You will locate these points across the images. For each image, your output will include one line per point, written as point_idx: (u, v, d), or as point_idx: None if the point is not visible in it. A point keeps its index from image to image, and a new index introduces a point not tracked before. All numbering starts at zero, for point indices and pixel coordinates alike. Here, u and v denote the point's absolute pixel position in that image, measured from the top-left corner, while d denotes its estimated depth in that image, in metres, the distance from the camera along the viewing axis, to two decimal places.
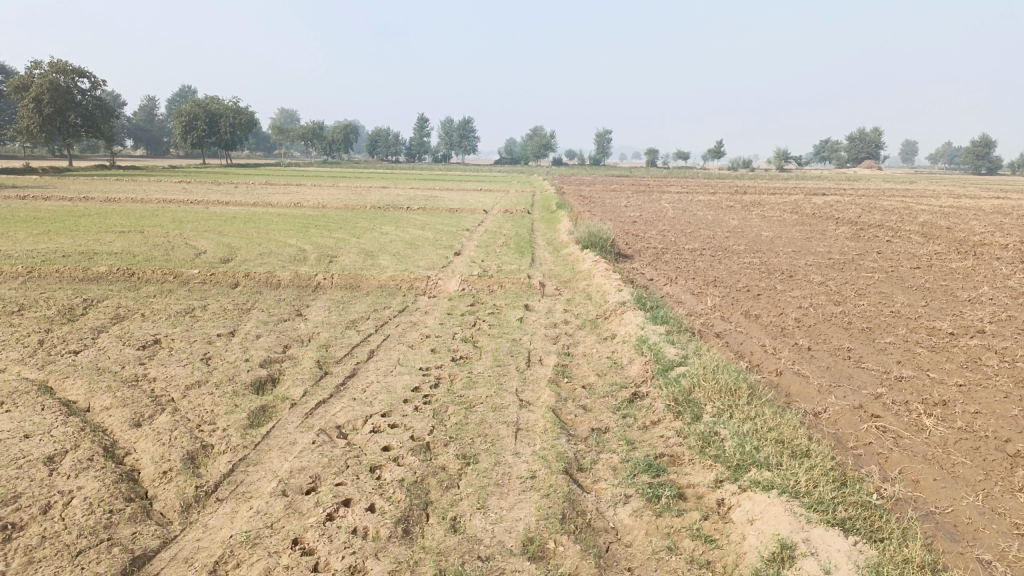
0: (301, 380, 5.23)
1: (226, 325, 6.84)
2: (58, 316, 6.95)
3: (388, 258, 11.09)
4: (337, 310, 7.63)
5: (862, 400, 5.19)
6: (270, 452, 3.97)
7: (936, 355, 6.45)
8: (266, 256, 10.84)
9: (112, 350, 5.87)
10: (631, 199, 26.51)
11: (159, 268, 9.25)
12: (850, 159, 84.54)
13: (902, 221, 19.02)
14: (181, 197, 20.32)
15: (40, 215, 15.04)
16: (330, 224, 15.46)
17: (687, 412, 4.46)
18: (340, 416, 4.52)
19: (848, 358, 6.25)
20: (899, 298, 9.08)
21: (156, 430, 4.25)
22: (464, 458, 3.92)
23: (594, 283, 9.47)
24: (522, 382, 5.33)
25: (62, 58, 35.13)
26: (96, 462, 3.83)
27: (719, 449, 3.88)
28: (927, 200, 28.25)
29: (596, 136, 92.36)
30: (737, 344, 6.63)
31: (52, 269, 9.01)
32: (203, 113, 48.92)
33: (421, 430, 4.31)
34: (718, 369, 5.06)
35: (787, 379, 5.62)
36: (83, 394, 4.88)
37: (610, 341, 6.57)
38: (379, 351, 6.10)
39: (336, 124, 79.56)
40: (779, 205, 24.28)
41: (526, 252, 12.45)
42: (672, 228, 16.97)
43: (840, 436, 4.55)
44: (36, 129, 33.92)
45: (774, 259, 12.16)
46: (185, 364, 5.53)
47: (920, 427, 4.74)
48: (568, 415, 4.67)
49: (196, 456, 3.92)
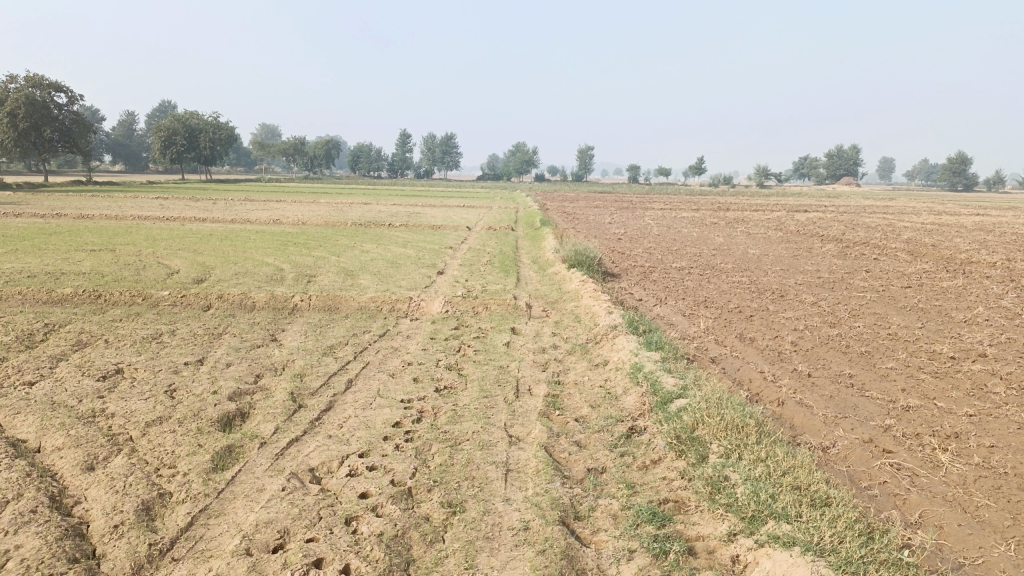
0: (272, 416, 4.84)
1: (195, 352, 6.44)
2: (15, 343, 6.52)
3: (369, 278, 10.72)
4: (315, 335, 7.25)
5: (871, 433, 4.89)
6: (235, 502, 3.59)
7: (941, 382, 6.17)
8: (242, 276, 10.44)
9: (70, 382, 5.46)
10: (616, 215, 26.36)
11: (128, 290, 8.84)
12: (829, 175, 85.41)
13: (887, 238, 18.94)
14: (157, 214, 19.82)
15: (8, 232, 14.52)
16: (309, 241, 15.07)
17: (691, 452, 4.14)
18: (313, 457, 4.14)
19: (851, 386, 5.96)
20: (895, 320, 8.82)
21: (110, 475, 3.86)
22: (449, 507, 3.56)
23: (582, 305, 9.15)
24: (511, 415, 4.98)
25: (37, 73, 34.49)
26: (39, 514, 3.43)
27: (730, 497, 3.56)
28: (909, 216, 28.32)
29: (579, 152, 92.87)
30: (734, 371, 6.33)
31: (14, 291, 8.55)
32: (182, 128, 48.30)
33: (403, 472, 3.96)
34: (720, 402, 4.72)
35: (791, 411, 5.32)
36: (34, 434, 4.47)
37: (602, 369, 6.24)
38: (358, 381, 5.72)
39: (319, 140, 79.25)
40: (764, 221, 24.22)
41: (511, 271, 12.12)
42: (658, 246, 16.72)
43: (852, 475, 4.25)
44: (11, 144, 33.13)
45: (764, 278, 11.92)
46: (147, 398, 5.12)
47: (935, 463, 4.44)
48: (561, 453, 4.33)
49: (152, 507, 3.54)
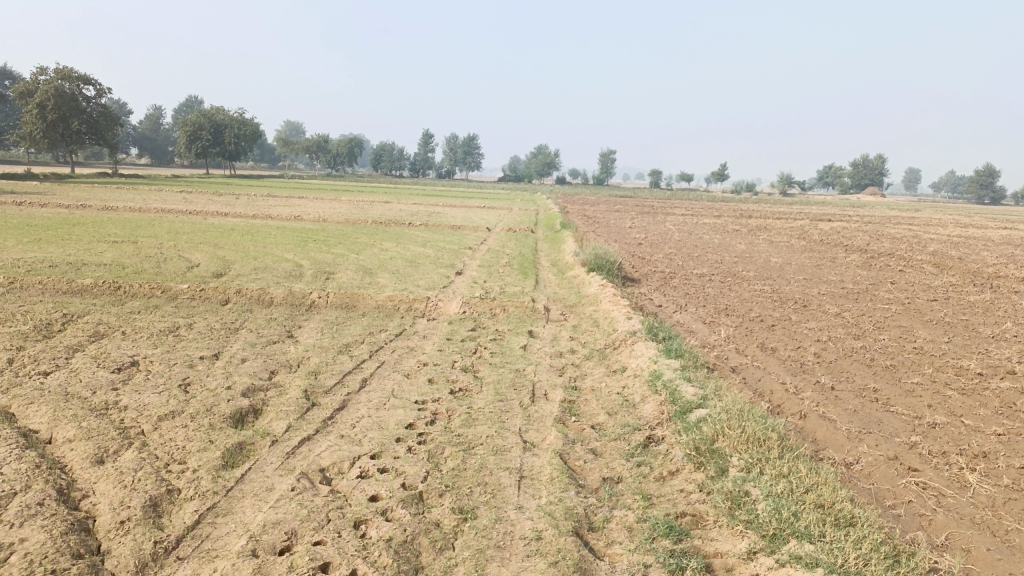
0: (285, 413, 4.79)
1: (210, 346, 6.41)
2: (33, 332, 6.53)
3: (387, 277, 10.68)
4: (331, 333, 7.20)
5: (897, 450, 4.75)
6: (243, 501, 3.53)
7: (969, 399, 5.99)
8: (261, 271, 10.44)
9: (85, 373, 5.45)
10: (637, 220, 26.20)
11: (147, 282, 8.86)
12: (854, 185, 84.54)
13: (913, 250, 18.64)
14: (180, 207, 19.97)
15: (33, 222, 14.65)
16: (329, 238, 15.06)
17: (710, 465, 4.03)
18: (324, 457, 4.08)
19: (876, 400, 5.80)
20: (922, 333, 8.63)
21: (119, 469, 3.82)
22: (461, 514, 3.48)
23: (600, 309, 9.04)
24: (526, 420, 4.88)
25: (67, 65, 34.90)
26: (47, 507, 3.39)
27: (751, 513, 3.44)
28: (936, 228, 27.91)
29: (601, 155, 92.71)
30: (755, 382, 6.20)
31: (35, 281, 8.60)
32: (207, 123, 48.69)
33: (415, 476, 3.88)
34: (741, 413, 4.60)
35: (813, 424, 5.18)
36: (46, 425, 4.44)
37: (619, 375, 6.13)
38: (373, 380, 5.66)
39: (342, 138, 79.61)
40: (787, 229, 23.97)
41: (530, 274, 12.03)
42: (678, 251, 16.56)
43: (876, 493, 4.13)
44: (39, 135, 33.59)
45: (786, 287, 11.74)
46: (160, 391, 5.09)
47: (963, 483, 4.29)
48: (577, 461, 4.23)
49: (160, 503, 3.49)
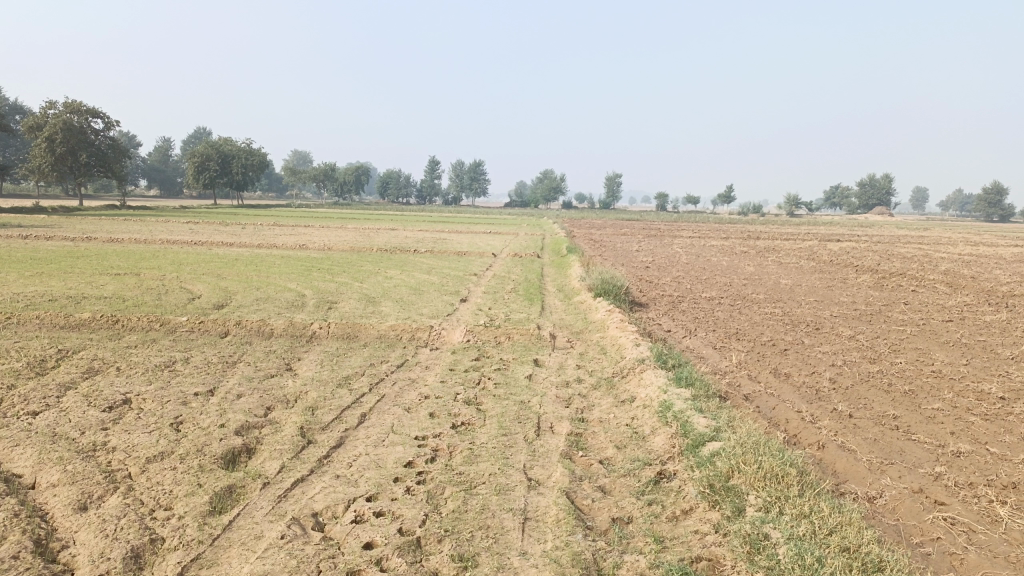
0: (279, 452, 4.59)
1: (206, 381, 6.24)
2: (25, 369, 6.37)
3: (390, 305, 10.53)
4: (331, 365, 7.01)
5: (921, 482, 4.51)
6: (230, 551, 3.33)
7: (993, 426, 5.74)
8: (263, 302, 10.28)
9: (75, 412, 5.27)
10: (644, 243, 26.04)
11: (146, 315, 8.72)
12: (861, 204, 84.38)
13: (924, 269, 18.40)
14: (185, 238, 19.92)
15: (37, 256, 14.59)
16: (333, 267, 14.94)
17: (726, 504, 3.81)
18: (317, 500, 3.88)
19: (896, 428, 5.56)
20: (939, 356, 8.37)
21: (102, 516, 3.63)
22: (461, 561, 3.26)
23: (608, 336, 8.83)
24: (530, 456, 4.67)
25: (76, 99, 35.20)
26: (21, 561, 3.19)
27: (772, 559, 3.21)
28: (946, 247, 27.62)
29: (606, 180, 93.10)
30: (770, 411, 5.98)
31: (32, 316, 8.46)
32: (215, 154, 48.95)
33: (413, 519, 3.67)
34: (756, 446, 4.37)
35: (831, 456, 4.95)
36: (30, 468, 4.26)
37: (628, 406, 5.92)
38: (372, 415, 5.45)
39: (349, 167, 80.04)
40: (795, 250, 23.76)
41: (536, 300, 11.85)
42: (686, 274, 16.36)
43: (902, 529, 3.90)
44: (47, 168, 33.78)
45: (798, 310, 11.51)
46: (151, 430, 4.91)
47: (994, 518, 4.04)
48: (584, 499, 4.01)
49: (142, 554, 3.29)
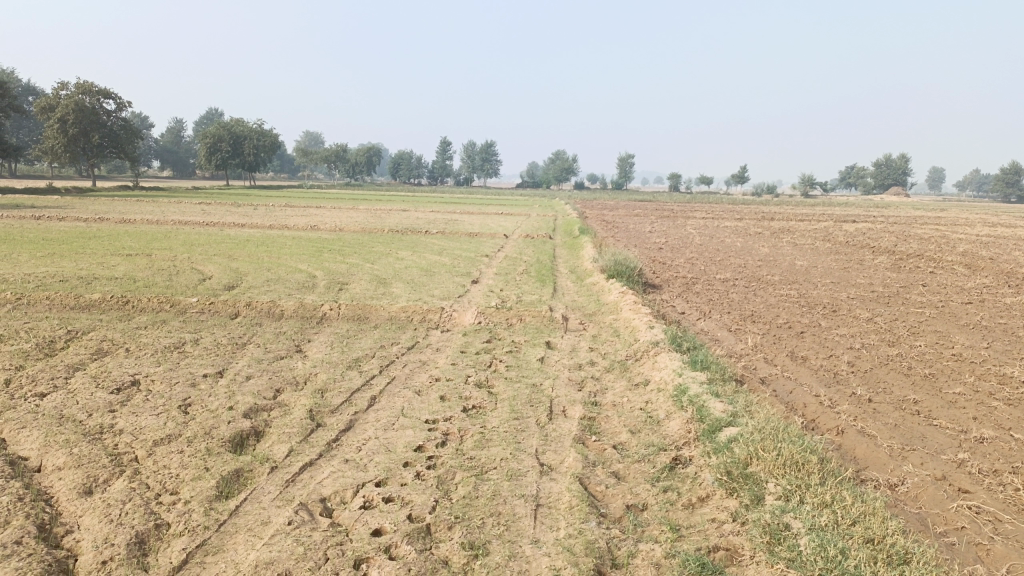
0: (287, 436, 4.51)
1: (215, 363, 6.18)
2: (34, 350, 6.33)
3: (401, 286, 10.43)
4: (341, 347, 6.93)
5: (944, 469, 4.39)
6: (235, 537, 3.26)
7: (1016, 411, 5.59)
8: (274, 283, 10.21)
9: (83, 394, 5.22)
10: (658, 224, 25.84)
11: (156, 296, 8.66)
12: (877, 185, 83.45)
13: (942, 251, 18.10)
14: (197, 219, 19.90)
15: (49, 236, 14.59)
16: (345, 248, 14.85)
17: (744, 492, 3.71)
18: (325, 486, 3.81)
19: (917, 413, 5.43)
20: (960, 339, 8.19)
21: (107, 501, 3.57)
22: (471, 549, 3.18)
23: (621, 318, 8.71)
24: (543, 440, 4.58)
25: (87, 81, 35.14)
26: (23, 547, 3.13)
27: (793, 550, 3.11)
28: (963, 228, 27.23)
29: (620, 160, 92.50)
30: (787, 395, 5.86)
31: (42, 296, 8.42)
32: (226, 135, 48.90)
33: (423, 505, 3.59)
34: (775, 432, 4.26)
35: (851, 442, 4.83)
36: (37, 451, 4.20)
37: (642, 389, 5.81)
38: (381, 398, 5.37)
39: (361, 147, 79.85)
40: (810, 231, 23.50)
41: (548, 281, 11.72)
42: (700, 256, 16.17)
43: (925, 518, 3.79)
44: (60, 149, 33.81)
45: (814, 292, 11.32)
46: (158, 413, 4.85)
47: (1020, 507, 3.92)
48: (597, 486, 3.92)
49: (147, 540, 3.23)
